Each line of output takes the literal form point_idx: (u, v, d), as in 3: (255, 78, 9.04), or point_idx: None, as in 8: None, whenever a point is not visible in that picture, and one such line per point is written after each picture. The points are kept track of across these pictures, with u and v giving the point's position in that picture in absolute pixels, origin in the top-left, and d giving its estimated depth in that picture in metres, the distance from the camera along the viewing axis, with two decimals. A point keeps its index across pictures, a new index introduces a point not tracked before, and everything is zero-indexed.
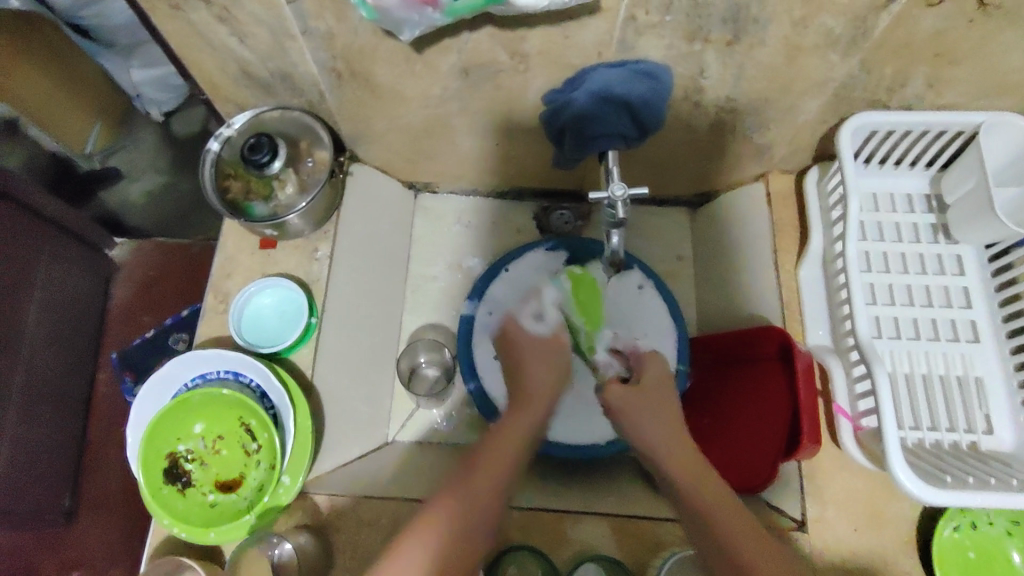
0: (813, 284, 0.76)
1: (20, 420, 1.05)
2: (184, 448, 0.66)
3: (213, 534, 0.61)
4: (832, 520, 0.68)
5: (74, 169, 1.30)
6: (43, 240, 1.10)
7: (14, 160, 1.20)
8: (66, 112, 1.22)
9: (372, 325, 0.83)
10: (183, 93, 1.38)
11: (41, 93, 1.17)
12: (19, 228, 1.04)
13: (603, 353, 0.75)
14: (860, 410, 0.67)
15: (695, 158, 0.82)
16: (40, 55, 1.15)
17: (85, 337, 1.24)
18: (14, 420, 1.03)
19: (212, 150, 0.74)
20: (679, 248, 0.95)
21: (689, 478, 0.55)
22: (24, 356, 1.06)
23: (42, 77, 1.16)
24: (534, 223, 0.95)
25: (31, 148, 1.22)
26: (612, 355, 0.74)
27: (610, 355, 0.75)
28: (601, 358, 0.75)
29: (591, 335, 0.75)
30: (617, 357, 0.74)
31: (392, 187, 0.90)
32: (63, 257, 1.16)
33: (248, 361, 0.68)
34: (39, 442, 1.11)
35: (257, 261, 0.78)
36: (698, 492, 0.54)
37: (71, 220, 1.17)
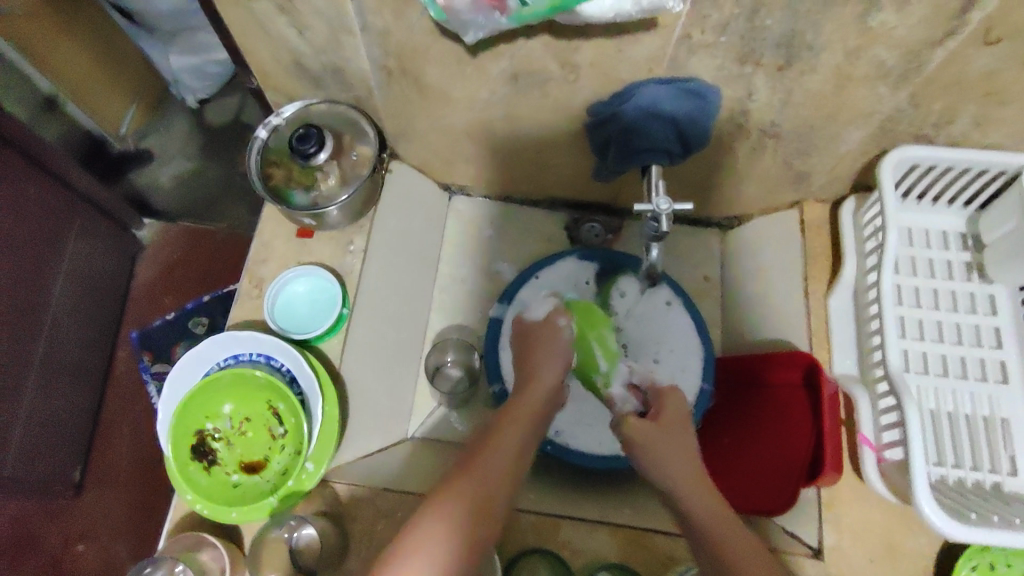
0: (842, 314, 0.77)
1: (38, 389, 1.06)
2: (212, 426, 0.67)
3: (235, 513, 0.62)
4: (848, 550, 0.67)
5: (107, 149, 1.36)
6: (74, 214, 1.12)
7: (52, 131, 1.24)
8: (105, 93, 1.29)
9: (399, 320, 0.84)
10: (222, 79, 1.40)
11: (84, 71, 1.22)
12: (50, 201, 1.06)
13: (620, 388, 0.70)
14: (884, 442, 0.67)
15: (731, 180, 0.83)
16: (87, 36, 1.19)
17: (108, 313, 1.25)
18: (32, 388, 1.05)
19: (260, 138, 0.76)
20: (706, 269, 0.96)
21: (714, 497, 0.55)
22: (46, 327, 1.07)
23: (86, 55, 1.21)
24: (564, 233, 0.96)
25: (70, 124, 1.28)
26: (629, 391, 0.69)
27: (626, 391, 0.69)
28: (616, 393, 0.69)
29: (607, 369, 0.71)
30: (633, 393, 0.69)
31: (428, 188, 0.91)
32: (92, 234, 1.18)
33: (281, 346, 0.69)
34: (55, 413, 1.12)
35: (292, 249, 0.79)
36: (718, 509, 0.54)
37: (104, 197, 1.19)
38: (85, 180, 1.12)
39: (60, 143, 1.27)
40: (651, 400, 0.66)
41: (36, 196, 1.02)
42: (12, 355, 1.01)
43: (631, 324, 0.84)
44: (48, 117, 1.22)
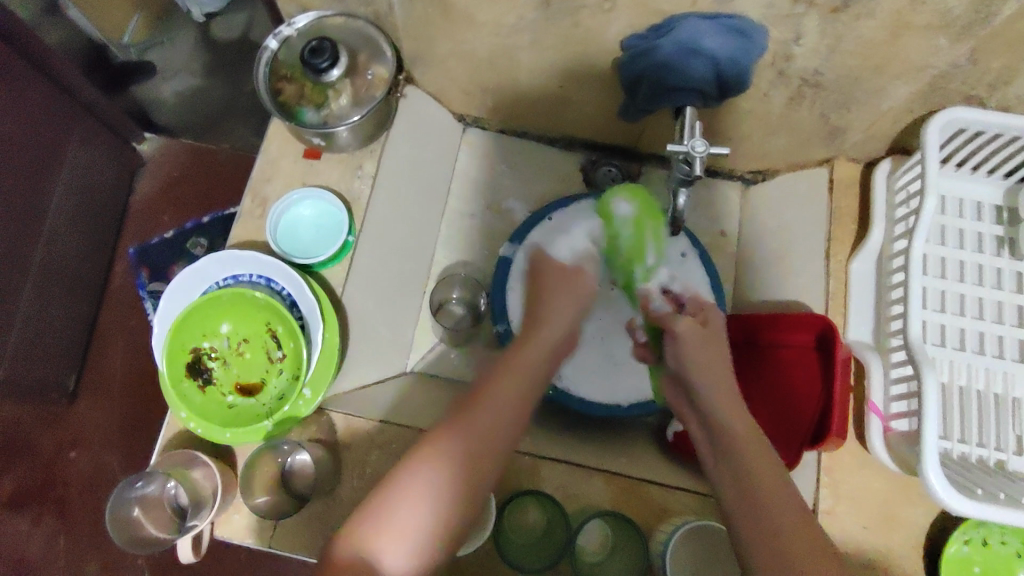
0: (863, 281, 0.74)
1: (35, 296, 1.04)
2: (209, 345, 0.65)
3: (229, 434, 0.61)
4: (843, 515, 0.67)
5: (108, 57, 1.21)
6: (73, 121, 1.07)
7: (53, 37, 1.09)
8: None
9: (407, 251, 0.82)
10: None
11: None
12: (53, 105, 1.02)
13: (655, 285, 0.71)
14: (893, 412, 0.66)
15: (761, 132, 0.79)
16: None
17: (104, 227, 1.22)
18: (29, 295, 1.03)
19: (269, 49, 0.71)
20: (724, 223, 0.93)
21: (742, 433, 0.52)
22: (48, 236, 1.05)
23: None
24: (580, 174, 0.92)
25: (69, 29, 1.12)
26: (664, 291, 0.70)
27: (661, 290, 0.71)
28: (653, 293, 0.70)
29: (652, 264, 0.72)
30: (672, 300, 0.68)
31: (442, 118, 0.87)
32: (94, 143, 1.14)
33: (283, 269, 0.66)
34: (54, 321, 1.11)
35: (299, 170, 0.75)
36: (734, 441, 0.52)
37: (104, 107, 1.14)
38: (93, 91, 1.08)
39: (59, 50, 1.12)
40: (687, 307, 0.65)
41: (39, 99, 0.99)
42: (14, 260, 0.99)
43: None
44: (48, 22, 1.08)
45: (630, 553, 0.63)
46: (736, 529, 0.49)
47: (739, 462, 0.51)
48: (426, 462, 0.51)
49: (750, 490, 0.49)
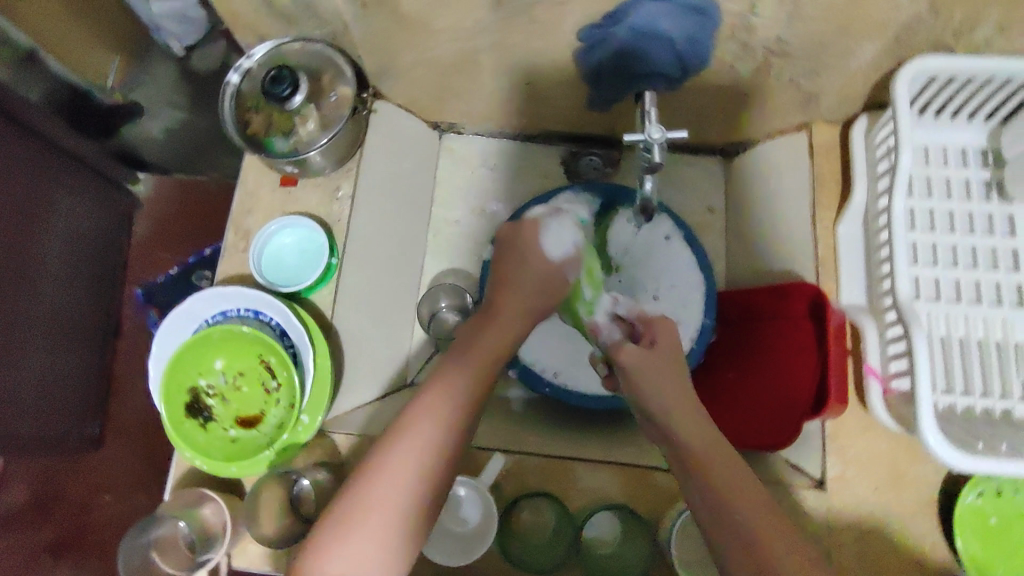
0: (851, 241, 0.73)
1: (46, 350, 1.05)
2: (206, 383, 0.67)
3: (234, 468, 0.62)
4: (852, 480, 0.66)
5: (94, 101, 1.21)
6: (60, 171, 1.05)
7: (35, 90, 1.12)
8: (86, 47, 1.17)
9: (395, 266, 0.82)
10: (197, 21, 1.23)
11: (64, 30, 1.11)
12: (42, 160, 1.00)
13: (603, 317, 0.65)
14: (892, 372, 0.65)
15: (734, 104, 0.78)
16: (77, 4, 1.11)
17: (104, 270, 1.23)
18: (40, 351, 1.04)
19: (231, 83, 0.72)
20: (710, 199, 0.93)
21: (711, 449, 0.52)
22: (47, 292, 1.05)
23: (69, 14, 1.11)
24: (562, 167, 0.91)
25: (50, 80, 1.14)
26: (614, 321, 0.64)
27: (611, 320, 0.65)
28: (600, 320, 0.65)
29: (592, 298, 0.66)
30: (619, 324, 0.64)
31: (416, 127, 0.87)
32: (81, 194, 1.13)
33: (269, 300, 0.67)
34: (68, 370, 1.13)
35: (277, 199, 0.76)
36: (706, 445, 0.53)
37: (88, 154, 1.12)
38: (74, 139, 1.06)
39: (42, 100, 1.13)
40: (639, 329, 0.63)
41: (28, 156, 0.97)
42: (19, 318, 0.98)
43: (629, 260, 0.82)
44: (26, 70, 1.10)
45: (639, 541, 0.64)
46: (709, 530, 0.49)
47: (712, 468, 0.51)
48: (418, 426, 0.51)
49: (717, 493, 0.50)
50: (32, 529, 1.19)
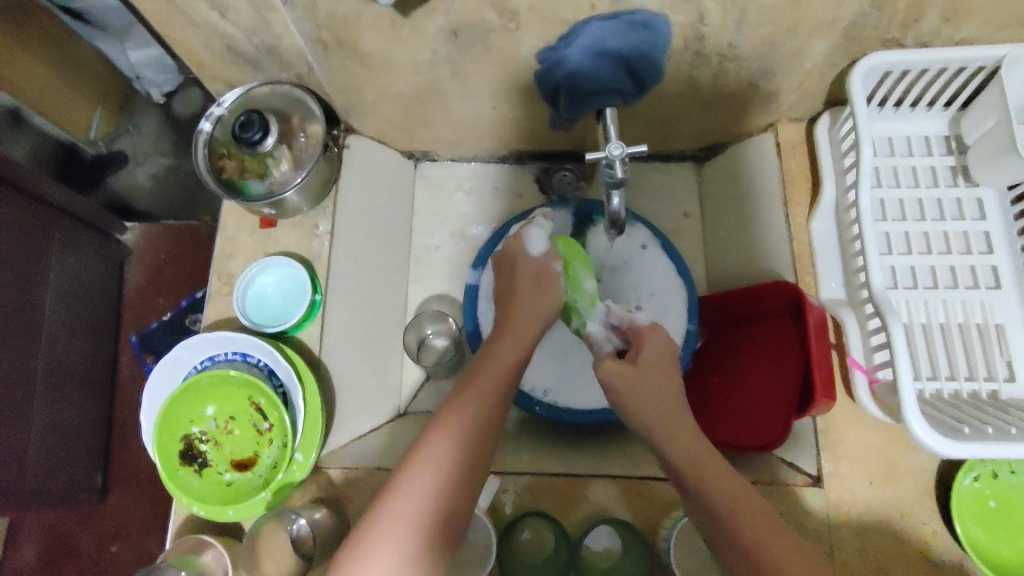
0: (824, 237, 0.73)
1: (46, 406, 1.05)
2: (198, 430, 0.67)
3: (232, 511, 0.63)
4: (847, 474, 0.66)
5: (80, 155, 1.27)
6: (52, 226, 1.05)
7: (20, 149, 1.14)
8: (68, 101, 1.20)
9: (378, 296, 0.83)
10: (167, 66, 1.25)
11: (41, 80, 1.13)
12: (24, 218, 0.99)
13: (598, 327, 0.68)
14: (876, 363, 0.65)
15: (699, 111, 0.80)
16: (37, 45, 1.10)
17: (104, 323, 1.23)
18: (40, 408, 1.03)
19: (204, 130, 0.73)
20: (685, 205, 0.94)
21: (707, 478, 0.52)
22: (42, 348, 1.04)
23: (38, 64, 1.11)
24: (536, 186, 0.93)
25: (36, 138, 1.17)
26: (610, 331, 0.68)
27: (605, 329, 0.68)
28: (595, 331, 0.68)
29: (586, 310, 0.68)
30: (615, 331, 0.68)
31: (391, 158, 0.88)
32: (71, 247, 1.11)
33: (255, 341, 0.68)
34: (69, 425, 1.12)
35: (257, 240, 0.77)
36: (702, 466, 0.53)
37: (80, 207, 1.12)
38: (60, 194, 1.05)
39: (31, 158, 1.17)
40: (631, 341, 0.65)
41: (11, 215, 0.96)
42: (9, 377, 0.97)
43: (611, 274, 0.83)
44: (15, 134, 1.13)
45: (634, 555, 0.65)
46: (722, 554, 0.50)
47: (710, 489, 0.52)
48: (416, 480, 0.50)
49: (715, 514, 0.51)
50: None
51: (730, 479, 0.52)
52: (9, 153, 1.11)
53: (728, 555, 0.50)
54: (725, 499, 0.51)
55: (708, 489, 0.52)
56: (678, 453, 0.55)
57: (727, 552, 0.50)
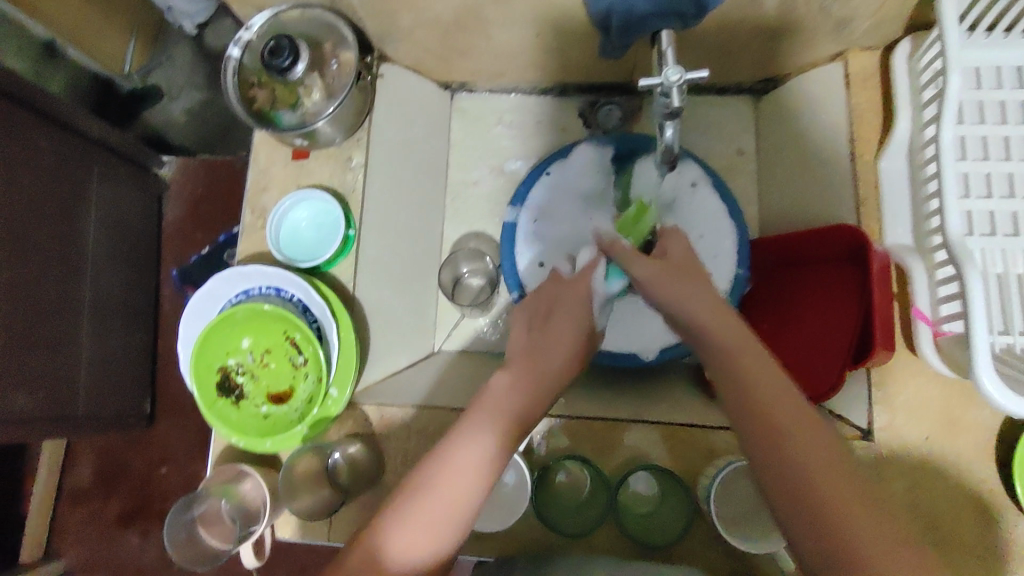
0: (893, 178, 0.68)
1: (93, 334, 1.08)
2: (234, 362, 0.66)
3: (269, 443, 0.66)
4: (902, 429, 0.63)
5: (115, 89, 1.27)
6: (90, 159, 1.05)
7: (58, 81, 1.15)
8: (104, 31, 1.17)
9: (415, 233, 0.80)
10: None
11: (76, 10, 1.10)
12: (63, 150, 0.99)
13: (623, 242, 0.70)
14: (942, 315, 0.60)
15: (761, 39, 0.73)
16: None
17: (146, 253, 1.24)
18: (88, 334, 1.06)
19: (233, 57, 0.69)
20: (739, 141, 0.88)
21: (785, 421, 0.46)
22: (88, 277, 1.06)
23: None
24: (580, 121, 0.87)
25: (72, 70, 1.17)
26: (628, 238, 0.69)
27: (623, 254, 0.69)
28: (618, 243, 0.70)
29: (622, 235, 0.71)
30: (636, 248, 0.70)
31: (428, 89, 0.84)
32: (113, 180, 1.12)
33: (290, 276, 0.67)
34: (115, 354, 1.15)
35: (291, 173, 0.75)
36: (775, 408, 0.46)
37: (117, 139, 1.11)
38: (99, 127, 1.05)
39: (69, 93, 1.18)
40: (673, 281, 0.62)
41: (50, 146, 0.96)
42: (58, 304, 0.99)
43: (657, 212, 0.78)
44: (52, 67, 1.13)
45: (677, 504, 0.62)
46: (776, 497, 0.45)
47: (786, 444, 0.45)
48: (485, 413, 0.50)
49: (786, 467, 0.44)
50: (98, 503, 1.25)
51: (805, 419, 0.46)
52: (48, 87, 1.12)
53: (785, 501, 0.44)
54: (804, 460, 0.44)
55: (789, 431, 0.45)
56: (747, 395, 0.47)
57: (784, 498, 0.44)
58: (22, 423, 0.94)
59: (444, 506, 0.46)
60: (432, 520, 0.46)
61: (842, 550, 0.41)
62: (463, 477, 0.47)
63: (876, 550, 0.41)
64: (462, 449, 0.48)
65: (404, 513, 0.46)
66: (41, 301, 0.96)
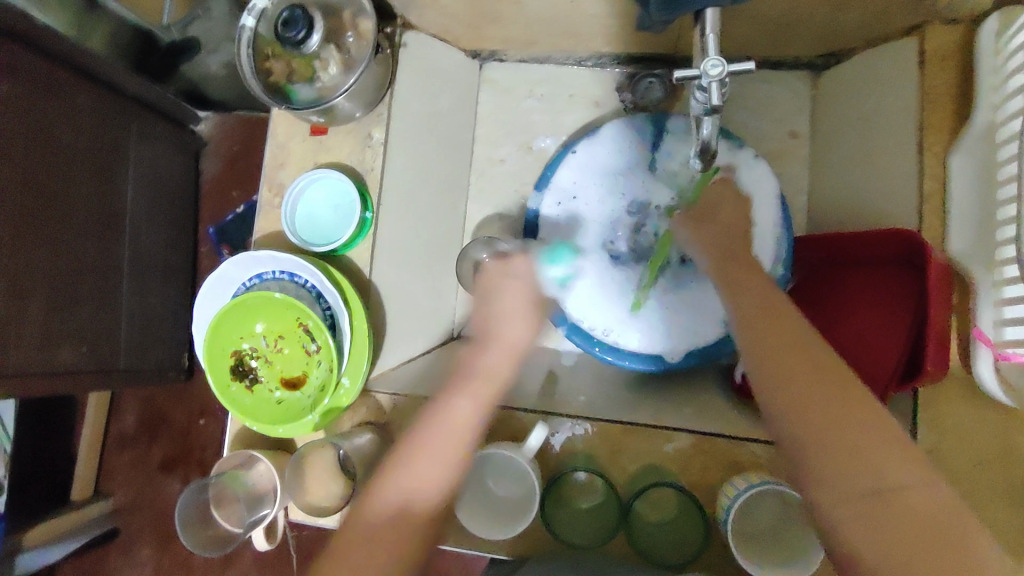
0: (966, 175, 0.58)
1: (133, 289, 1.04)
2: (249, 345, 0.67)
3: (280, 429, 0.64)
4: (946, 455, 0.57)
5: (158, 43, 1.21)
6: (126, 116, 0.98)
7: (98, 37, 1.10)
8: None
9: (435, 213, 0.77)
10: None
11: None
12: (102, 109, 0.93)
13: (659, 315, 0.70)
14: (1007, 338, 0.53)
15: (822, 9, 0.67)
16: None
17: (181, 208, 1.19)
18: (127, 290, 1.02)
19: (248, 26, 0.66)
20: (793, 123, 0.81)
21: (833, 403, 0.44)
22: (127, 233, 1.01)
23: None
24: (615, 92, 0.80)
25: (114, 23, 1.12)
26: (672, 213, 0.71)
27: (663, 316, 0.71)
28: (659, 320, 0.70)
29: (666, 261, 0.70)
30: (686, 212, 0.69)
31: (456, 56, 0.79)
32: (151, 136, 1.06)
33: (301, 262, 0.65)
34: (155, 309, 1.11)
35: (308, 149, 0.72)
36: (829, 396, 0.44)
37: (154, 93, 1.04)
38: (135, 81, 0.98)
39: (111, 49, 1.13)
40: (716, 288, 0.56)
41: (88, 106, 0.90)
42: (99, 262, 0.95)
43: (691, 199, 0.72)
44: (93, 19, 1.08)
45: (691, 519, 0.60)
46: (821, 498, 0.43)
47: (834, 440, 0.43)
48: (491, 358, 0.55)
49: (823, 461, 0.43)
50: (144, 447, 1.20)
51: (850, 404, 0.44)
52: (90, 44, 1.07)
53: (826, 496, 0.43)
54: (851, 438, 0.43)
55: (824, 415, 0.44)
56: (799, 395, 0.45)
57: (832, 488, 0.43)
58: (69, 375, 0.91)
59: (436, 463, 0.49)
60: (424, 466, 0.49)
61: (896, 530, 0.40)
62: (448, 444, 0.50)
63: (944, 534, 0.39)
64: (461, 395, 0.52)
65: (398, 463, 0.49)
66: (83, 255, 0.92)
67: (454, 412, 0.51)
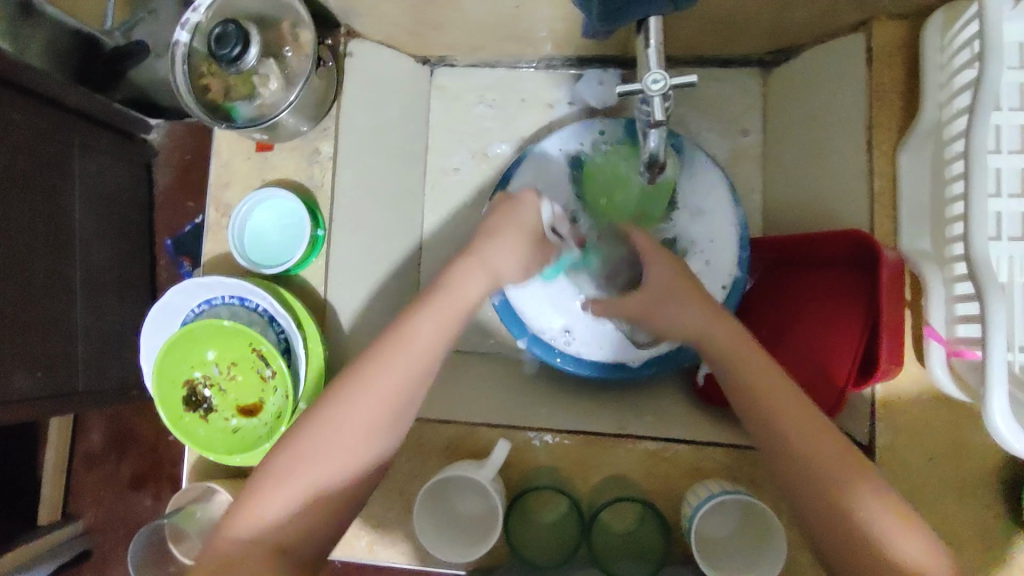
0: (914, 171, 0.59)
1: (89, 308, 0.91)
2: (201, 374, 0.64)
3: (238, 459, 0.61)
4: (903, 450, 0.58)
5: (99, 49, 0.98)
6: (70, 128, 0.86)
7: (36, 49, 0.89)
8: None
9: (390, 225, 0.75)
10: None
11: None
12: (40, 125, 0.81)
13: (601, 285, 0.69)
14: (959, 335, 0.54)
15: (769, 9, 0.67)
16: None
17: (138, 215, 1.04)
18: (82, 307, 0.89)
19: (181, 42, 0.65)
20: (745, 122, 0.81)
21: (796, 429, 0.47)
22: (77, 253, 0.88)
23: None
24: (568, 98, 0.80)
25: (54, 31, 0.91)
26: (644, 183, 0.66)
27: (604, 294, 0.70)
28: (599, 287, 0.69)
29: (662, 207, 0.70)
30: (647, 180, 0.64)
31: (403, 64, 0.77)
32: (99, 150, 0.92)
33: (249, 287, 0.62)
34: (118, 324, 0.97)
35: (253, 167, 0.70)
36: (798, 426, 0.47)
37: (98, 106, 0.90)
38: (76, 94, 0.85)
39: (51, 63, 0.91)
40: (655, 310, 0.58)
41: (24, 123, 0.78)
42: (48, 287, 0.83)
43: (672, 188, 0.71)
44: (28, 29, 0.88)
45: (653, 529, 0.60)
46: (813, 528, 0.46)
47: (804, 468, 0.46)
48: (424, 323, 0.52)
49: (811, 501, 0.46)
50: (113, 463, 1.06)
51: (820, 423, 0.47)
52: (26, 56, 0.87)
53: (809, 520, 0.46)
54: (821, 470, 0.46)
55: (794, 436, 0.47)
56: (790, 437, 0.47)
57: (815, 505, 0.45)
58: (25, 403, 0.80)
59: (350, 436, 0.49)
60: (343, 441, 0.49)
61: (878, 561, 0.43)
62: (389, 387, 0.50)
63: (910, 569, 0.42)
64: (383, 368, 0.50)
65: (317, 429, 0.49)
66: (29, 282, 0.80)
67: (370, 389, 0.49)
